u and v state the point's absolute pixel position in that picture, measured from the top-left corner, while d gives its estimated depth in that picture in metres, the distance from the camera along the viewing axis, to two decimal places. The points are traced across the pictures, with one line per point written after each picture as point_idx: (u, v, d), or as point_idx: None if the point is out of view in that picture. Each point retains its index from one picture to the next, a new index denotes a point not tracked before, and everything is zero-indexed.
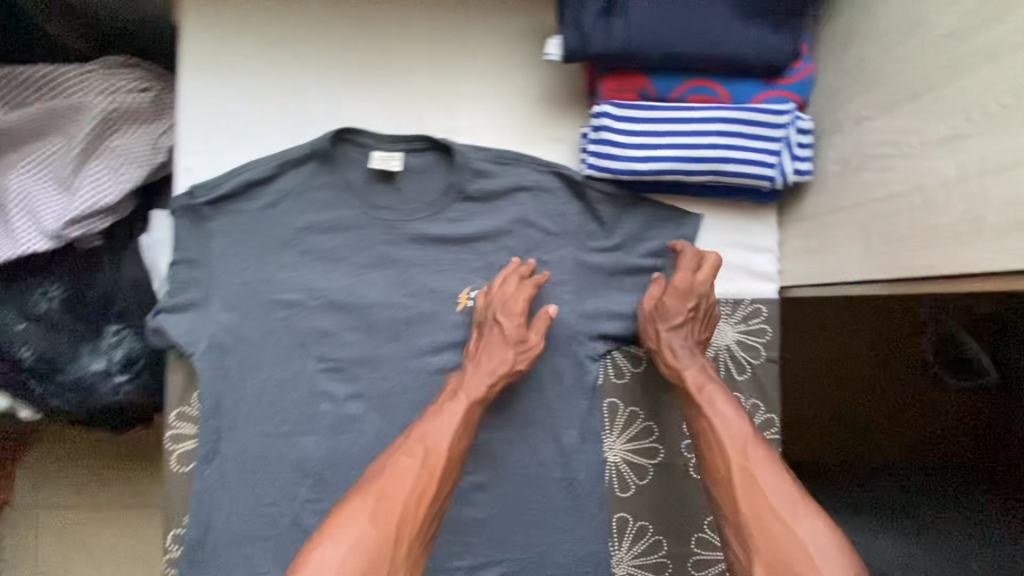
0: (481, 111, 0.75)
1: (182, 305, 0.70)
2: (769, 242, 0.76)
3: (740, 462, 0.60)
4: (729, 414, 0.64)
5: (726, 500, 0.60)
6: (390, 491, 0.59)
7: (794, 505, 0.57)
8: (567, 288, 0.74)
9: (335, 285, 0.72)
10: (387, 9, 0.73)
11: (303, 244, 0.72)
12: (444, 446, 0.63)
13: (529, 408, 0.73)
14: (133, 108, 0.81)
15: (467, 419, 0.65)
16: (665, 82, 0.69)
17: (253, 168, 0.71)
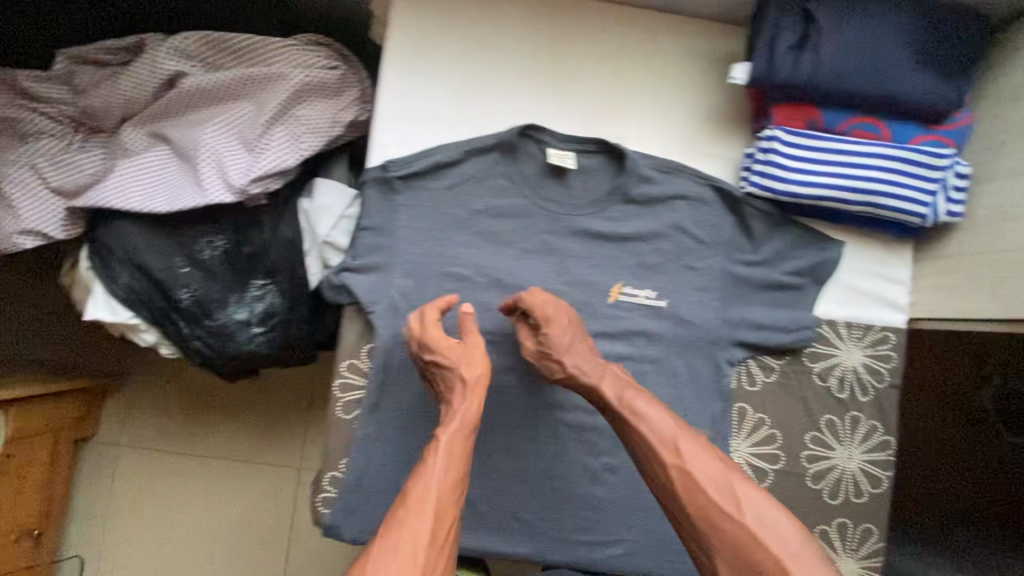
0: (651, 122, 0.80)
1: (365, 267, 0.76)
2: (903, 275, 0.81)
3: (678, 465, 0.61)
4: (656, 427, 0.64)
5: (678, 508, 0.60)
6: (407, 536, 0.56)
7: (725, 488, 0.59)
8: (714, 295, 0.79)
9: (501, 265, 0.78)
10: (577, 22, 0.80)
11: (477, 225, 0.78)
12: (433, 487, 0.60)
13: (666, 403, 0.78)
14: (321, 83, 0.88)
15: (453, 449, 0.64)
16: (834, 116, 0.75)
17: (442, 151, 0.77)
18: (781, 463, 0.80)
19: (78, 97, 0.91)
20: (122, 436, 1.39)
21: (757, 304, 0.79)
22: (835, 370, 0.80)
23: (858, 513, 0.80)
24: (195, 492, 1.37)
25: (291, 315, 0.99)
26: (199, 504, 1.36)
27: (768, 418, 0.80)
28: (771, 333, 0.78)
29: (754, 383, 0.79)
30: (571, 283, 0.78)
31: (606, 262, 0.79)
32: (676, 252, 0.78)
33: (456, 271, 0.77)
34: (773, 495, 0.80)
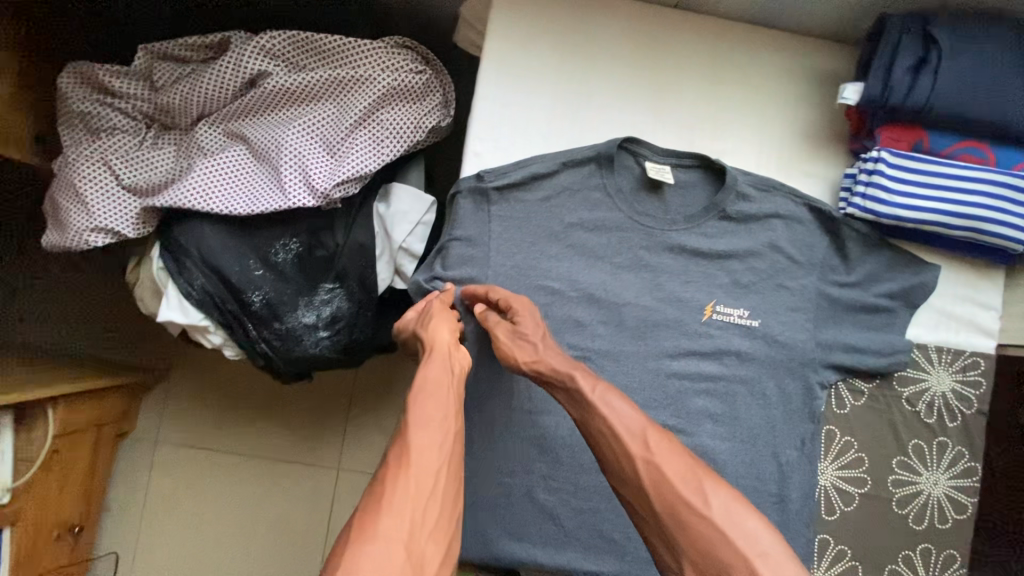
0: (747, 138, 0.80)
1: (459, 278, 0.75)
2: (995, 301, 0.80)
3: (644, 460, 0.59)
4: (624, 412, 0.63)
5: (639, 501, 0.59)
6: (398, 496, 0.55)
7: (694, 483, 0.58)
8: (807, 316, 0.78)
9: (593, 279, 0.77)
10: (678, 34, 0.79)
11: (570, 238, 0.77)
12: (419, 451, 0.59)
13: (756, 423, 0.77)
14: (408, 87, 0.87)
15: (446, 417, 0.63)
16: (940, 139, 0.74)
17: (541, 162, 0.76)
18: (867, 487, 0.79)
19: (154, 93, 0.89)
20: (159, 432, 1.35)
21: (850, 326, 0.78)
22: (924, 394, 0.79)
23: (943, 540, 0.79)
24: (231, 493, 1.33)
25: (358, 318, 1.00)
26: (236, 504, 1.33)
27: (856, 441, 0.79)
28: (863, 356, 0.78)
29: (843, 406, 0.79)
30: (664, 299, 0.77)
31: (700, 279, 0.77)
32: (770, 271, 0.78)
33: (549, 284, 0.76)
34: (859, 519, 0.78)
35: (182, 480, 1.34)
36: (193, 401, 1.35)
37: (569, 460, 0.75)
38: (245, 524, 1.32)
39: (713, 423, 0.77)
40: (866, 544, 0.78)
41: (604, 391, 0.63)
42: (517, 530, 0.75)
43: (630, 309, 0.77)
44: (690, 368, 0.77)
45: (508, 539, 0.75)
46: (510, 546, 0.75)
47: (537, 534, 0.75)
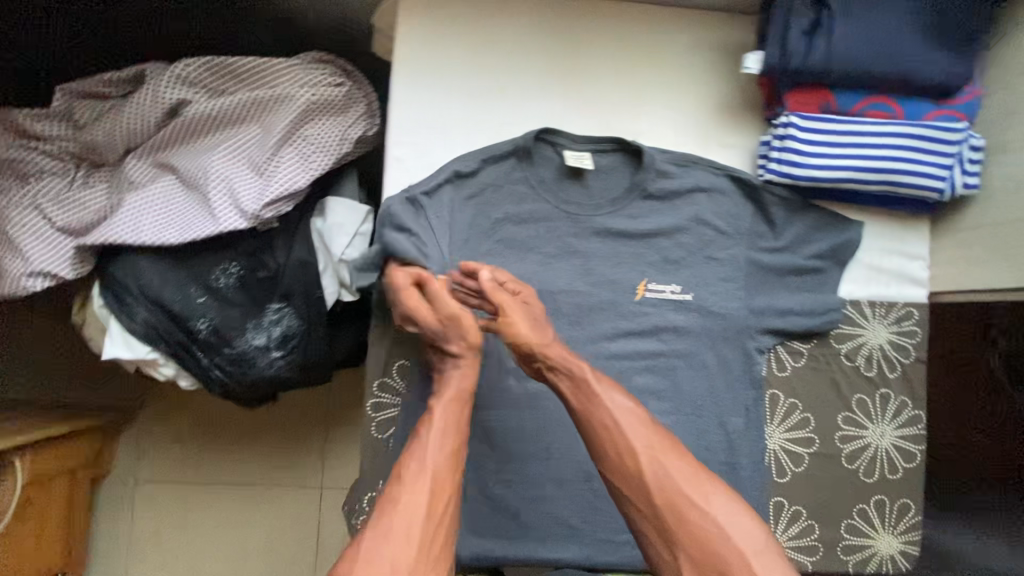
0: (663, 117, 0.81)
1: None
2: (922, 250, 0.82)
3: (649, 458, 0.62)
4: (625, 410, 0.65)
5: (638, 498, 0.62)
6: (407, 512, 0.58)
7: (698, 483, 0.61)
8: (739, 285, 0.79)
9: (526, 270, 0.78)
10: (585, 22, 0.80)
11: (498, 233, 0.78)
12: (432, 466, 0.62)
13: (699, 396, 0.78)
14: (328, 100, 0.87)
15: (455, 423, 0.66)
16: (847, 98, 0.75)
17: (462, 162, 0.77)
18: (816, 446, 0.80)
19: (79, 133, 0.89)
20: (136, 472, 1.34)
21: (782, 291, 0.80)
22: (862, 349, 0.81)
23: (895, 489, 0.81)
24: (214, 526, 1.32)
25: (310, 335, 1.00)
26: (219, 537, 1.32)
27: (801, 403, 0.80)
28: (797, 318, 0.79)
29: (784, 369, 0.80)
30: (597, 282, 0.78)
31: (630, 260, 0.79)
32: (699, 244, 0.79)
33: None
34: (811, 478, 0.80)
35: (162, 516, 1.32)
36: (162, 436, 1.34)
37: (519, 451, 0.76)
38: (232, 553, 1.31)
39: (658, 400, 0.78)
40: (819, 502, 0.80)
41: (608, 388, 0.66)
42: (475, 526, 0.76)
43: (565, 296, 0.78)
44: (630, 348, 0.78)
45: (467, 536, 0.76)
46: (470, 543, 0.75)
47: (496, 528, 0.76)
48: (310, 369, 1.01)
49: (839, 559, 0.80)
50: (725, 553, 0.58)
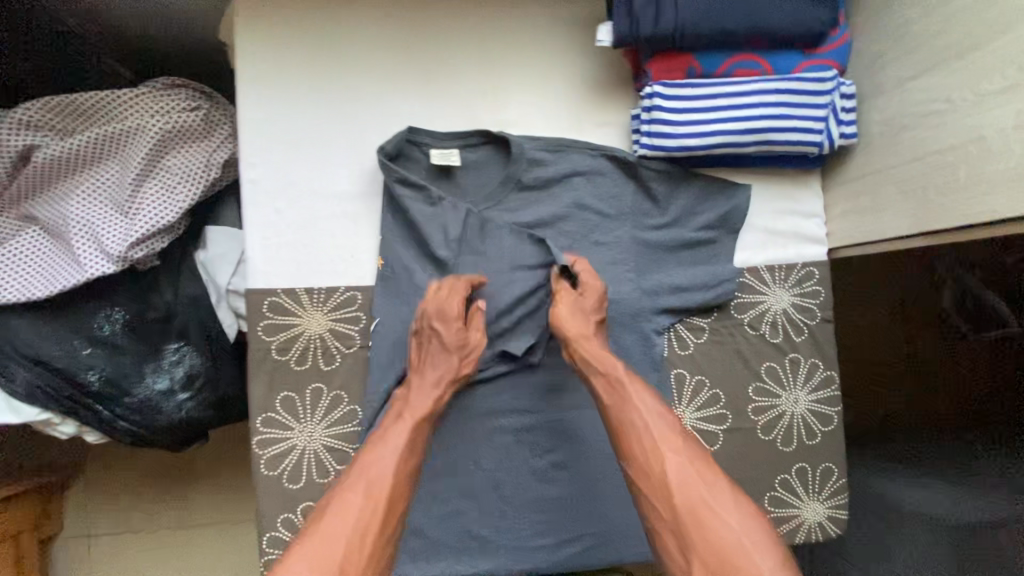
0: (531, 102, 0.77)
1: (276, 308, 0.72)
2: (816, 207, 0.79)
3: (671, 456, 0.61)
4: (650, 411, 0.64)
5: (657, 498, 0.60)
6: (343, 513, 0.57)
7: (716, 489, 0.59)
8: (626, 268, 0.76)
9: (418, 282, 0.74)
10: (437, 11, 0.76)
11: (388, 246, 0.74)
12: (387, 475, 0.61)
13: None
14: (186, 127, 0.83)
15: (415, 439, 0.65)
16: (711, 59, 0.71)
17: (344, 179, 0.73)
18: (728, 422, 0.77)
19: None
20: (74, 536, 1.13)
21: (673, 267, 0.77)
22: (765, 316, 0.78)
23: (815, 454, 0.78)
24: None
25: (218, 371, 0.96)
26: None
27: (708, 379, 0.77)
28: (691, 294, 0.76)
29: (687, 347, 0.77)
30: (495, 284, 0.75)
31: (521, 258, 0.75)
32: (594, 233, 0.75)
33: (356, 297, 0.73)
34: (727, 455, 0.77)
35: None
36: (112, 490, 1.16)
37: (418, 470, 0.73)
38: None
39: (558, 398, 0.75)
40: (738, 478, 0.77)
41: (641, 388, 0.65)
42: None
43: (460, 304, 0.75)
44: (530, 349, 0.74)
45: None
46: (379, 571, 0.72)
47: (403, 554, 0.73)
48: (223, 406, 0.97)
49: None
50: (733, 557, 0.55)
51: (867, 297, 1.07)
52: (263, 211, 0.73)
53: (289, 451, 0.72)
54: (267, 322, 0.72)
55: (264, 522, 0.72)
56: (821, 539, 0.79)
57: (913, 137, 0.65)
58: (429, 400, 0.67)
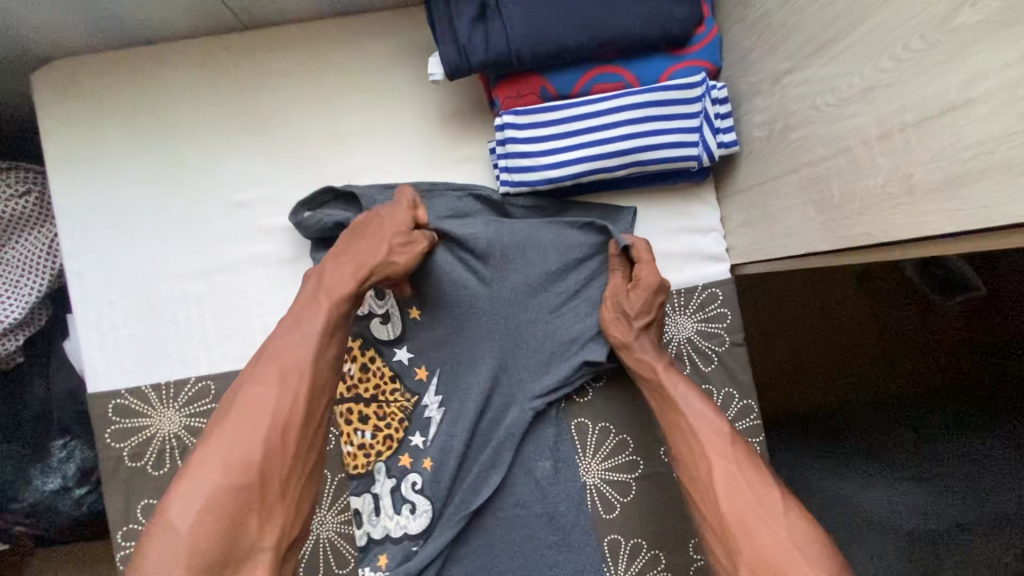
0: (381, 145, 0.69)
1: (124, 408, 0.66)
2: (712, 221, 0.71)
3: (715, 462, 0.57)
4: (703, 410, 0.60)
5: (706, 502, 0.56)
6: (256, 407, 0.52)
7: (770, 499, 0.54)
8: (575, 296, 0.69)
9: (441, 327, 0.67)
10: (264, 56, 0.68)
11: (384, 307, 0.67)
12: (307, 363, 0.55)
13: (497, 450, 0.67)
14: (16, 215, 0.75)
15: (336, 323, 0.58)
16: (564, 78, 0.64)
17: (205, 256, 0.67)
18: (641, 468, 0.71)
19: None
20: None
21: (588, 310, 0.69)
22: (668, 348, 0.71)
23: None
24: None
25: None
26: None
27: (613, 425, 0.71)
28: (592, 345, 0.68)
29: (585, 395, 0.71)
30: (517, 319, 0.67)
31: (544, 286, 0.68)
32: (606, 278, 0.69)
33: (211, 386, 0.66)
34: (643, 504, 0.70)
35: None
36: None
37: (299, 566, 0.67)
38: None
39: (469, 459, 0.67)
40: (659, 527, 0.70)
41: (688, 388, 0.62)
42: None
43: (485, 338, 0.67)
44: (530, 382, 0.68)
45: None
46: None
47: None
48: None
49: None
50: (780, 567, 0.50)
51: (798, 303, 0.96)
52: (96, 305, 0.66)
53: None
54: (115, 426, 0.66)
55: None
56: None
57: (789, 144, 0.57)
58: (350, 283, 0.59)
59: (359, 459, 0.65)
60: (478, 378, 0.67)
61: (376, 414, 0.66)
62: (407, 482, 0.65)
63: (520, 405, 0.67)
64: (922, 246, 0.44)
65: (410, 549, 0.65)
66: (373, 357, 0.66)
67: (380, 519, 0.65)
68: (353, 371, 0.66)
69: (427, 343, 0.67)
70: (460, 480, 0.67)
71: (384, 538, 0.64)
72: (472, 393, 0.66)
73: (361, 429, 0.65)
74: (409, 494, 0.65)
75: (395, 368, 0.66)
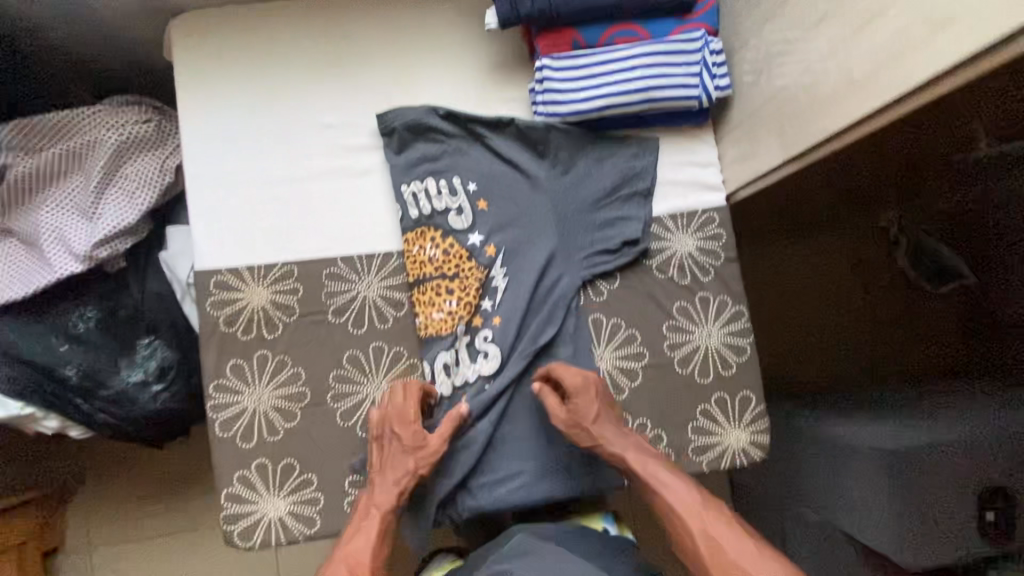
0: (442, 85, 0.85)
1: (225, 283, 0.80)
2: (711, 157, 0.86)
3: (699, 528, 0.69)
4: (677, 485, 0.73)
5: (697, 565, 0.68)
6: None
7: (749, 551, 0.66)
8: (614, 195, 0.84)
9: (505, 216, 0.83)
10: (352, 12, 0.85)
11: (457, 202, 0.82)
12: (366, 560, 0.70)
13: (536, 328, 0.81)
14: (140, 138, 0.92)
15: (385, 529, 0.73)
16: (591, 32, 0.80)
17: (296, 166, 0.83)
18: (647, 358, 0.83)
19: None
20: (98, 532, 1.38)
21: (621, 206, 0.84)
22: (673, 261, 0.84)
23: (733, 384, 0.83)
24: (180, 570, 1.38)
25: (188, 363, 1.04)
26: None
27: (624, 321, 0.84)
28: (613, 254, 0.83)
29: (601, 295, 0.84)
30: (569, 210, 0.84)
31: (587, 186, 0.84)
32: (637, 176, 0.84)
33: (293, 271, 0.81)
34: (648, 390, 0.83)
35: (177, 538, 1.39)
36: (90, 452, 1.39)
37: (355, 423, 0.80)
38: None
39: (529, 319, 0.82)
40: (661, 411, 0.83)
41: (660, 467, 0.74)
42: (339, 496, 0.79)
43: (548, 225, 0.83)
44: (580, 261, 0.83)
45: (331, 510, 0.79)
46: (322, 523, 0.78)
47: (347, 503, 0.79)
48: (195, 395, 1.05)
49: (691, 461, 0.82)
50: None
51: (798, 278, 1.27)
52: (207, 201, 0.81)
53: (240, 413, 0.79)
54: (213, 298, 0.80)
55: (220, 479, 0.79)
56: (744, 463, 0.82)
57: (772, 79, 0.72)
58: (394, 497, 0.74)
59: (446, 323, 0.81)
60: (536, 259, 0.82)
61: (458, 288, 0.81)
62: (480, 336, 0.81)
63: (572, 274, 0.83)
64: (883, 114, 0.58)
65: (484, 389, 0.80)
66: (451, 242, 0.82)
67: (462, 368, 0.80)
68: (436, 254, 0.81)
69: (496, 228, 0.83)
70: (523, 338, 0.81)
71: (464, 384, 0.80)
72: (532, 266, 0.82)
73: (449, 300, 0.81)
74: (482, 346, 0.81)
75: (468, 248, 0.82)
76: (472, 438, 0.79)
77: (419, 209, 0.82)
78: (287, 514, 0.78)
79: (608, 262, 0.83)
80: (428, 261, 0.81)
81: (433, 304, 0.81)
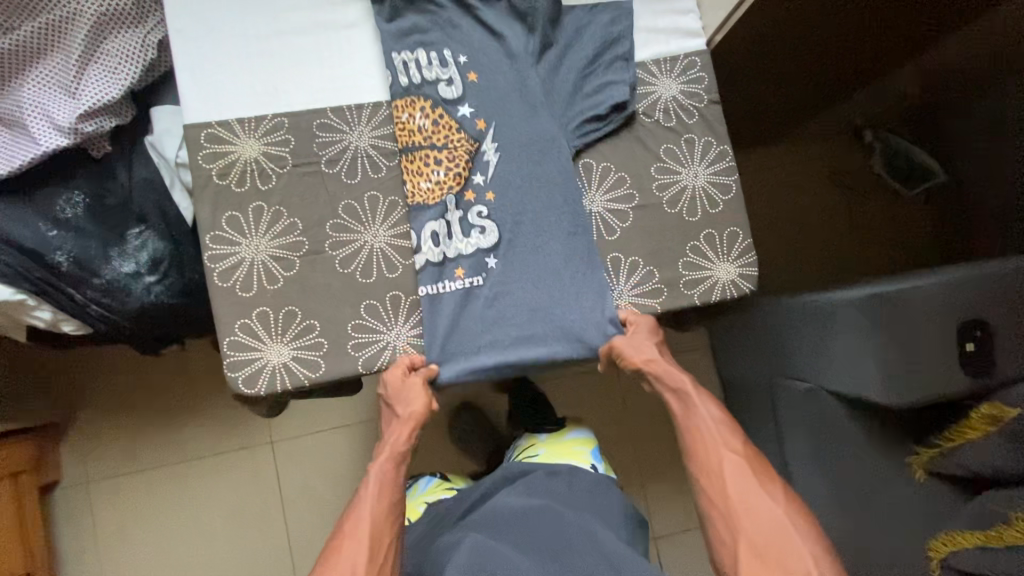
0: None
1: (218, 138, 0.80)
2: (690, 4, 0.89)
3: (726, 457, 0.75)
4: (714, 414, 0.79)
5: (715, 490, 0.74)
6: (342, 552, 0.72)
7: (763, 478, 0.74)
8: (597, 42, 0.86)
9: (495, 69, 0.84)
10: None
11: (447, 74, 0.84)
12: (366, 520, 0.74)
13: (534, 179, 0.83)
14: (120, 10, 0.90)
15: (387, 485, 0.78)
16: None
17: (283, 20, 0.83)
18: (637, 200, 0.86)
19: None
20: (92, 469, 1.30)
21: (605, 63, 0.86)
22: (657, 104, 0.87)
23: (719, 221, 0.86)
24: (183, 508, 1.31)
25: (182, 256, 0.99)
26: (178, 520, 1.30)
27: (613, 165, 0.86)
28: (603, 122, 0.86)
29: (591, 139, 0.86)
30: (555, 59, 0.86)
31: (576, 35, 0.86)
32: (617, 37, 0.86)
33: (283, 122, 0.82)
34: (639, 230, 0.85)
35: (170, 468, 1.32)
36: (46, 386, 1.30)
37: (354, 270, 0.82)
38: (199, 533, 1.30)
39: (522, 164, 0.83)
40: (653, 250, 0.85)
41: (703, 395, 0.80)
42: (344, 342, 0.80)
43: (535, 71, 0.84)
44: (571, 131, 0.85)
45: (337, 357, 0.80)
46: (327, 368, 0.80)
47: (351, 345, 0.80)
48: (188, 291, 1.01)
49: (683, 295, 0.85)
50: (776, 539, 0.69)
51: (790, 203, 1.39)
52: (192, 55, 0.80)
53: (239, 264, 0.80)
54: (206, 151, 0.80)
55: (224, 331, 0.79)
56: (734, 295, 0.85)
57: None
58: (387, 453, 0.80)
59: (435, 192, 0.82)
60: (527, 105, 0.84)
61: (447, 159, 0.82)
62: (473, 211, 0.82)
63: (566, 142, 0.84)
64: None
65: (484, 262, 0.82)
66: (440, 113, 0.83)
67: (453, 241, 0.82)
68: (425, 124, 0.82)
69: (486, 101, 0.84)
70: (519, 203, 0.83)
71: (459, 255, 0.82)
72: (522, 114, 0.83)
73: (437, 169, 0.82)
74: (476, 221, 0.82)
75: (458, 121, 0.83)
76: (471, 310, 0.81)
77: (413, 61, 0.83)
78: (291, 360, 0.79)
79: (597, 130, 0.86)
80: (417, 130, 0.82)
81: (421, 174, 0.82)
